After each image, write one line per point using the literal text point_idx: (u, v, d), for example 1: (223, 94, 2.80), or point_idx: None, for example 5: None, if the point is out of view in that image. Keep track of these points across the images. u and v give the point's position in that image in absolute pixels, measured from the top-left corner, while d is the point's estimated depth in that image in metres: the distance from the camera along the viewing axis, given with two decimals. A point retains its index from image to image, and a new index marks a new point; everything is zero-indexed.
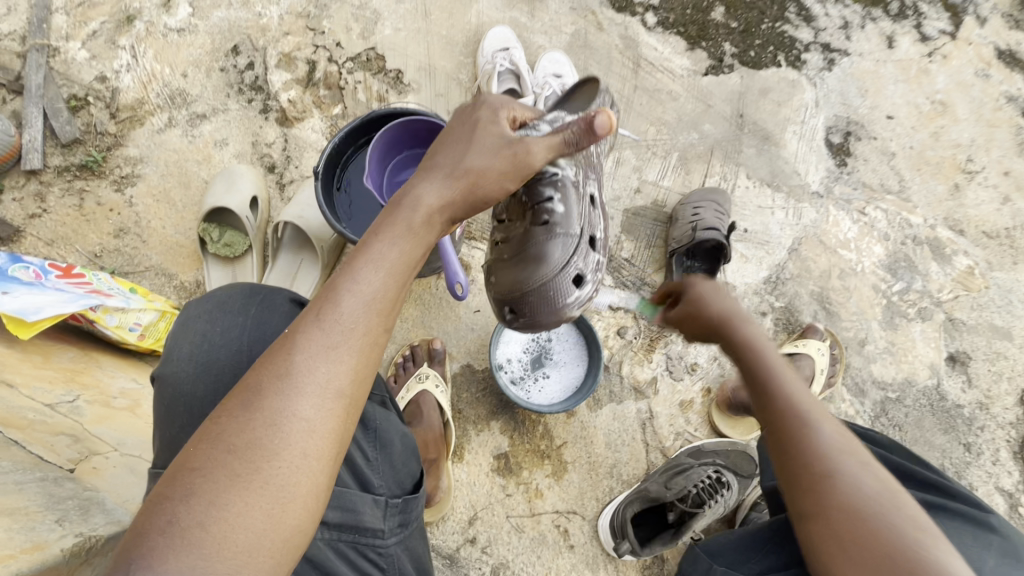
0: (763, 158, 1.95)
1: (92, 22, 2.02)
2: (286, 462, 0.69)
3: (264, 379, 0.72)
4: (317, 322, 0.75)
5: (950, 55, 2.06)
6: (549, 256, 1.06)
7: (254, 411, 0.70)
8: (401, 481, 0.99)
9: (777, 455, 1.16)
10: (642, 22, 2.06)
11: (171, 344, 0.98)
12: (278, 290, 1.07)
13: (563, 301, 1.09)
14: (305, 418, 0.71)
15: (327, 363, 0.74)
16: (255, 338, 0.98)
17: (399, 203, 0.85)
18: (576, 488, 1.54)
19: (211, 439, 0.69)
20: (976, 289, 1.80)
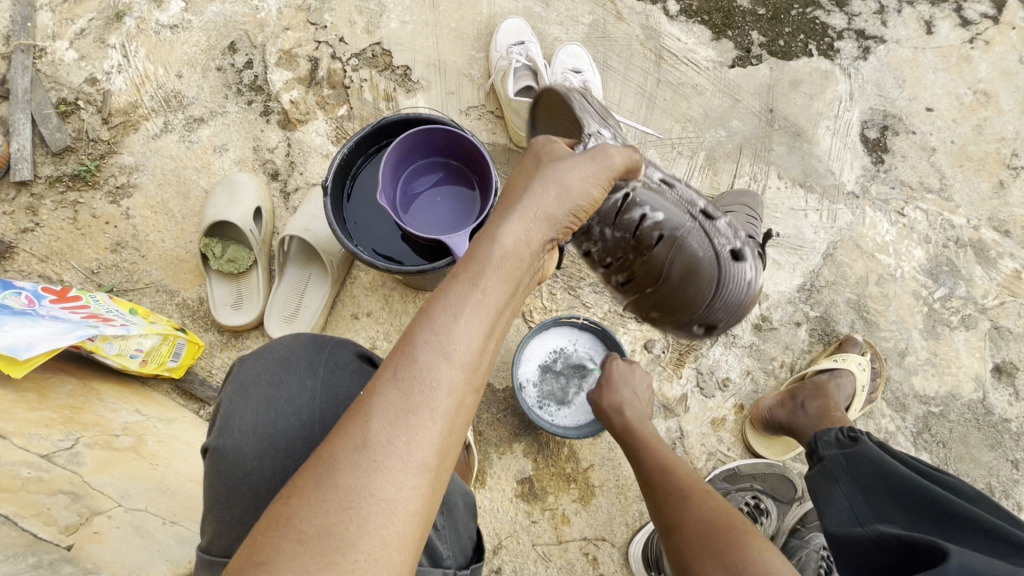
0: (795, 156, 1.83)
1: (79, 20, 1.90)
2: (364, 553, 0.58)
3: (337, 451, 0.61)
4: (395, 382, 0.65)
5: (993, 41, 1.92)
6: (695, 255, 1.20)
7: (327, 491, 0.60)
8: (465, 548, 0.91)
9: (837, 498, 1.08)
10: (665, 10, 1.93)
11: (225, 409, 0.90)
12: (345, 344, 1.01)
13: (744, 283, 1.26)
14: (385, 499, 0.60)
15: (408, 433, 0.63)
16: (329, 403, 0.91)
17: (481, 240, 0.76)
18: (605, 513, 1.47)
19: (279, 525, 0.58)
20: (1022, 294, 1.70)
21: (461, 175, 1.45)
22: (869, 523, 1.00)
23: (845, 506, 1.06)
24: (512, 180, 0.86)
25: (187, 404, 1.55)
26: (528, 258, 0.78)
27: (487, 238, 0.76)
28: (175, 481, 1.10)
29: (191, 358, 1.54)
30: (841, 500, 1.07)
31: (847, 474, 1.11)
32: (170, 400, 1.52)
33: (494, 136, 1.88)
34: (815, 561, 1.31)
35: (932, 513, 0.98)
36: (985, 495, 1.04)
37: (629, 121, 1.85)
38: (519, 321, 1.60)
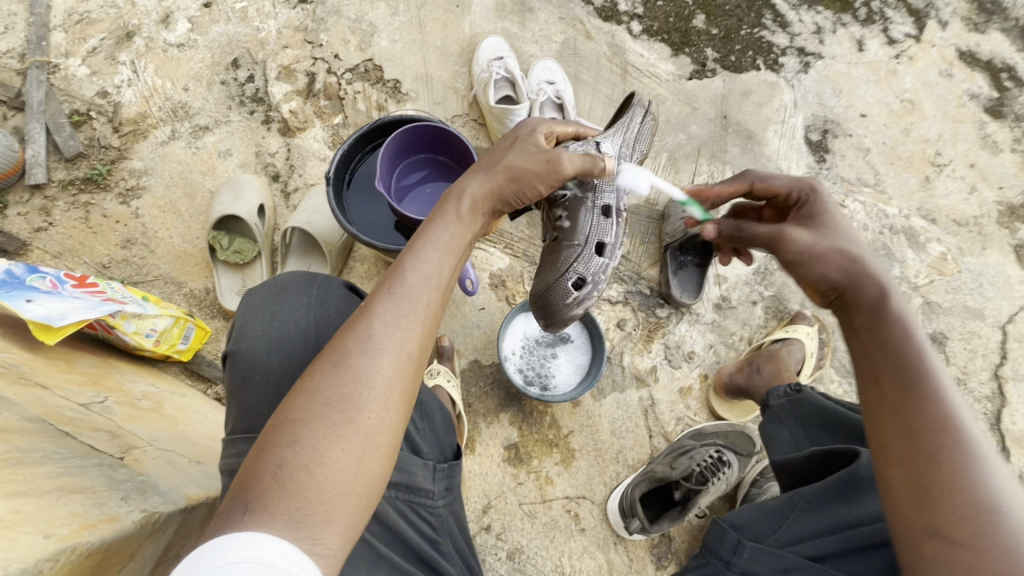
0: (747, 156, 2.05)
1: (91, 39, 2.06)
2: (372, 413, 0.76)
3: (349, 342, 0.80)
4: (390, 295, 0.84)
5: (915, 57, 2.19)
6: (553, 262, 1.28)
7: (342, 370, 0.78)
8: (444, 450, 1.01)
9: (781, 434, 1.23)
10: (628, 30, 2.17)
11: (237, 323, 1.00)
12: (334, 278, 1.12)
13: (564, 301, 1.27)
14: (386, 375, 0.79)
15: (400, 329, 0.82)
16: (323, 318, 1.03)
17: (449, 198, 0.99)
18: (585, 474, 1.61)
19: (307, 394, 0.76)
20: (949, 273, 1.92)
21: (449, 170, 1.62)
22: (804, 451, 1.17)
23: (788, 442, 1.21)
24: (480, 154, 1.08)
25: (194, 385, 1.67)
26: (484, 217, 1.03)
27: (457, 194, 0.98)
28: (195, 436, 1.22)
29: (199, 342, 1.66)
30: (785, 437, 1.22)
31: (790, 415, 1.24)
32: (179, 381, 1.63)
33: (478, 142, 2.06)
34: None
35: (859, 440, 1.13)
36: None
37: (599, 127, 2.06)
38: (503, 303, 1.76)
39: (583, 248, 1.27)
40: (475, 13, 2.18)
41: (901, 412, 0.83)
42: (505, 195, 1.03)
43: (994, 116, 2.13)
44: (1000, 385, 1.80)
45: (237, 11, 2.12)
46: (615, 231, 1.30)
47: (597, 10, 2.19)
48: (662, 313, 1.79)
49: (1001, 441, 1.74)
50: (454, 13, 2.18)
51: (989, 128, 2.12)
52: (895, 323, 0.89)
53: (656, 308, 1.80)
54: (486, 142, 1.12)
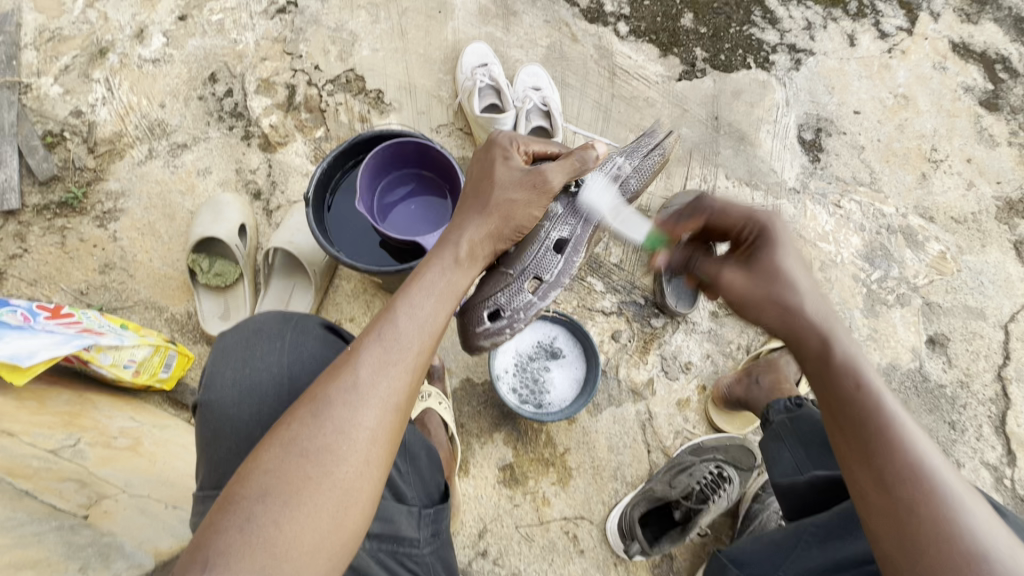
0: (740, 158, 2.01)
1: (63, 57, 2.00)
2: (349, 468, 0.74)
3: (331, 390, 0.78)
4: (379, 340, 0.83)
5: (908, 50, 2.15)
6: (486, 284, 1.36)
7: (322, 420, 0.76)
8: (431, 493, 0.98)
9: (782, 452, 1.18)
10: (615, 31, 2.12)
11: (209, 372, 0.98)
12: (309, 316, 1.09)
13: (480, 325, 1.34)
14: (369, 428, 0.77)
15: (388, 378, 0.81)
16: (295, 361, 0.99)
17: (447, 243, 1.03)
18: (582, 493, 1.57)
19: (282, 443, 0.74)
20: (948, 272, 1.88)
21: (434, 185, 1.57)
22: (808, 471, 1.12)
23: (790, 462, 1.15)
24: (469, 194, 1.13)
25: (178, 414, 1.63)
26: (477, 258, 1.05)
27: (456, 241, 1.03)
28: (174, 475, 1.19)
29: (182, 369, 1.62)
30: (786, 456, 1.16)
31: (791, 432, 1.19)
32: (162, 410, 1.59)
33: (464, 151, 2.02)
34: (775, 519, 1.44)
35: None
36: None
37: (588, 132, 2.01)
38: None
39: (516, 281, 1.34)
40: (457, 19, 2.12)
41: (865, 454, 0.83)
42: (496, 237, 1.09)
43: (989, 109, 2.09)
44: (1004, 386, 1.76)
45: (213, 23, 2.07)
46: (556, 271, 1.37)
47: (583, 11, 2.13)
48: (657, 323, 1.75)
49: (1006, 444, 1.71)
50: (436, 18, 2.13)
51: (985, 122, 2.08)
52: (844, 359, 0.90)
53: (651, 318, 1.75)
54: (485, 169, 1.14)
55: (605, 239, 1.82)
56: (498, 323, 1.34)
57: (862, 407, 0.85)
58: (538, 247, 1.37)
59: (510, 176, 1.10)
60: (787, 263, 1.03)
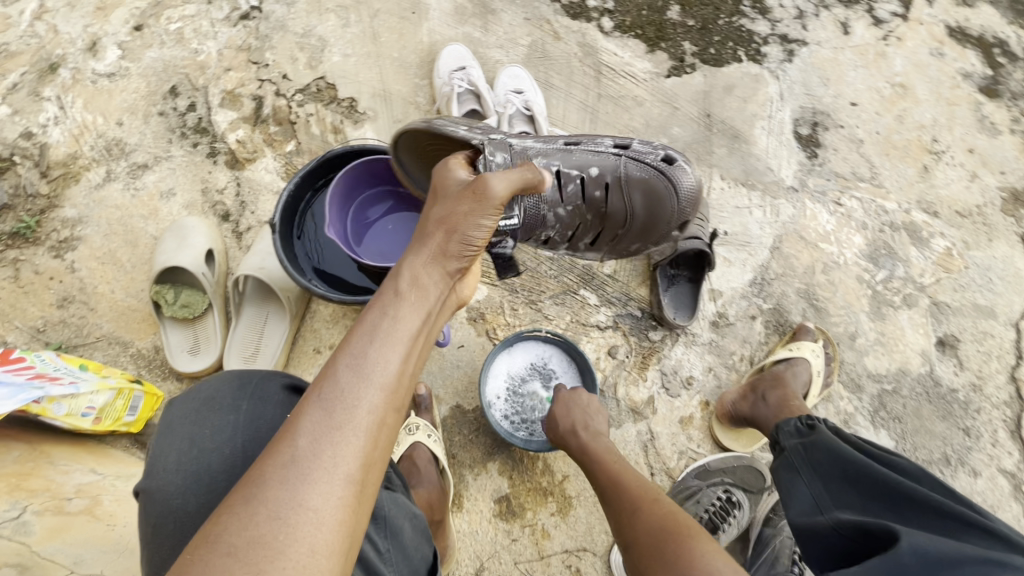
0: (735, 157, 1.91)
1: (10, 74, 1.85)
2: (290, 560, 0.61)
3: (268, 468, 0.66)
4: (322, 401, 0.71)
5: (904, 37, 2.06)
6: (642, 186, 1.35)
7: (256, 505, 0.63)
8: (416, 568, 0.93)
9: (799, 487, 1.09)
10: (599, 27, 2.01)
11: (150, 453, 0.89)
12: (271, 376, 1.02)
13: (683, 180, 1.32)
14: (315, 507, 0.64)
15: (332, 444, 0.68)
16: (252, 437, 0.93)
17: (388, 277, 0.88)
18: (584, 523, 1.48)
19: (207, 541, 0.61)
20: (955, 270, 1.81)
21: (413, 202, 1.47)
22: (829, 511, 1.02)
23: (809, 499, 1.06)
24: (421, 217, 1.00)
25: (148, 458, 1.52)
26: (430, 282, 0.89)
27: (398, 272, 0.88)
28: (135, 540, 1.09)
29: (151, 409, 1.50)
30: (803, 491, 1.08)
31: (807, 464, 1.11)
32: (130, 455, 1.48)
33: None
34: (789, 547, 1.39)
35: (884, 495, 0.99)
36: (927, 470, 1.02)
37: None
38: (483, 339, 1.62)
39: (624, 177, 1.35)
40: (433, 19, 2.01)
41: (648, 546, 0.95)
42: (449, 256, 0.93)
43: (989, 96, 2.01)
44: (1018, 387, 1.70)
45: (172, 33, 1.93)
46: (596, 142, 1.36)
47: (565, 7, 2.03)
48: (655, 336, 1.66)
49: None
50: (410, 20, 2.01)
51: (985, 109, 2.00)
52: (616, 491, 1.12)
53: (649, 331, 1.66)
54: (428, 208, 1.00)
55: None
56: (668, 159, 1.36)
57: (626, 492, 1.08)
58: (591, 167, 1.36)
59: (452, 193, 0.99)
60: None
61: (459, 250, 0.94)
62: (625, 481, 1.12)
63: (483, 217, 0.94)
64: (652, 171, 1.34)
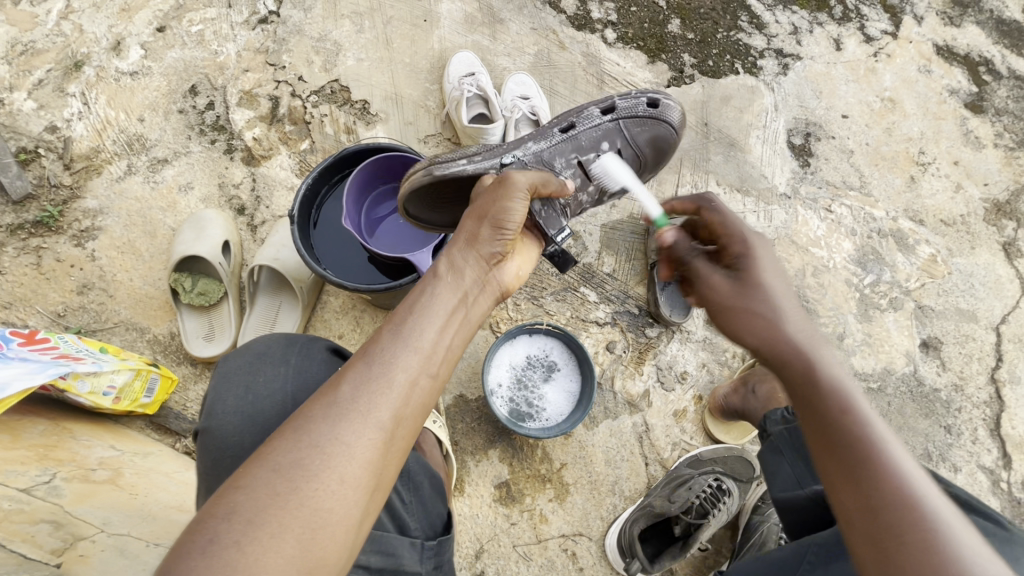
0: (731, 164, 2.00)
1: (37, 71, 1.93)
2: (323, 484, 0.70)
3: (314, 405, 0.76)
4: (366, 358, 0.82)
5: (894, 54, 2.16)
6: (643, 136, 1.34)
7: (300, 435, 0.73)
8: (433, 522, 1.01)
9: (782, 465, 1.15)
10: (603, 38, 2.10)
11: (211, 395, 0.97)
12: (316, 340, 1.10)
13: (665, 118, 1.33)
14: (349, 443, 0.74)
15: (369, 393, 0.78)
16: (301, 387, 1.01)
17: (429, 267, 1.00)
18: (580, 509, 1.55)
19: (257, 461, 0.71)
20: (939, 275, 1.89)
21: None
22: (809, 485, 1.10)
23: (791, 475, 1.13)
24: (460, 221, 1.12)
25: (161, 439, 1.58)
26: (465, 266, 1.00)
27: (440, 262, 0.99)
28: (156, 508, 1.14)
29: (165, 392, 1.57)
30: (786, 469, 1.14)
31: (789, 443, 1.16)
32: (144, 436, 1.54)
33: None
34: (775, 533, 1.42)
35: None
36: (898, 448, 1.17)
37: None
38: (487, 332, 1.69)
39: (627, 138, 1.32)
40: (443, 27, 2.10)
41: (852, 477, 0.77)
42: (482, 248, 1.02)
43: (974, 111, 2.11)
44: (997, 389, 1.77)
45: (193, 35, 2.02)
46: (586, 111, 1.29)
47: (570, 18, 2.12)
48: (652, 333, 1.73)
49: (1002, 447, 1.72)
50: (421, 27, 2.09)
51: (971, 124, 2.09)
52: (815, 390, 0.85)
53: (645, 328, 1.73)
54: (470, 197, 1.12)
55: (598, 248, 1.79)
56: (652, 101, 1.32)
57: (834, 412, 0.82)
58: (603, 139, 1.30)
59: (484, 190, 1.08)
60: (767, 277, 0.98)
61: (492, 235, 1.03)
62: (835, 407, 0.83)
63: (511, 198, 1.02)
64: (647, 119, 1.33)
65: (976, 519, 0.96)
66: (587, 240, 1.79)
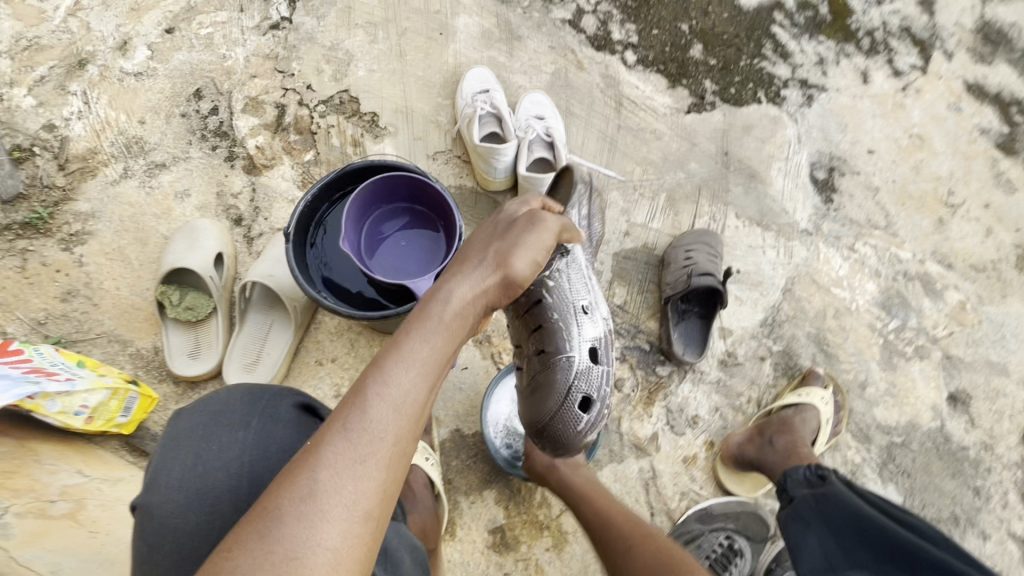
0: (751, 196, 1.91)
1: (39, 67, 1.87)
2: None
3: (286, 500, 0.66)
4: (344, 434, 0.71)
5: (923, 89, 2.08)
6: (555, 387, 1.20)
7: (273, 541, 0.64)
8: None
9: (807, 541, 1.05)
10: (622, 60, 2.03)
11: (152, 465, 0.87)
12: (283, 395, 1.02)
13: (575, 427, 1.22)
14: (331, 545, 0.65)
15: (354, 480, 0.69)
16: (259, 456, 0.91)
17: (433, 299, 0.85)
18: (579, 561, 1.44)
19: (223, 575, 0.62)
20: (968, 324, 1.79)
21: (428, 220, 1.45)
22: (841, 569, 0.97)
23: (817, 552, 1.02)
24: (471, 244, 0.97)
25: (136, 461, 1.48)
26: (472, 314, 0.88)
27: (444, 297, 0.85)
28: (117, 549, 1.06)
29: (143, 412, 1.48)
30: (812, 544, 1.04)
31: (818, 516, 1.09)
32: (118, 459, 1.43)
33: (462, 180, 1.90)
34: None
35: (900, 555, 0.94)
36: (953, 540, 1.00)
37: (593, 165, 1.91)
38: (488, 362, 1.58)
39: (557, 364, 1.21)
40: (459, 42, 2.03)
41: None
42: (496, 299, 0.93)
43: (1006, 152, 2.02)
44: None
45: (201, 38, 1.96)
46: (595, 332, 1.27)
47: (590, 38, 2.05)
48: (663, 371, 1.63)
49: None
50: (436, 41, 2.03)
51: (1002, 165, 2.00)
52: None
53: (656, 366, 1.64)
54: (488, 221, 1.01)
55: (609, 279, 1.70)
56: (590, 413, 1.23)
57: None
58: (565, 315, 1.24)
59: (507, 231, 0.96)
60: None
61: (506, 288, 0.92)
62: None
63: (526, 255, 0.94)
64: (575, 394, 1.20)
65: None
66: (598, 269, 1.76)
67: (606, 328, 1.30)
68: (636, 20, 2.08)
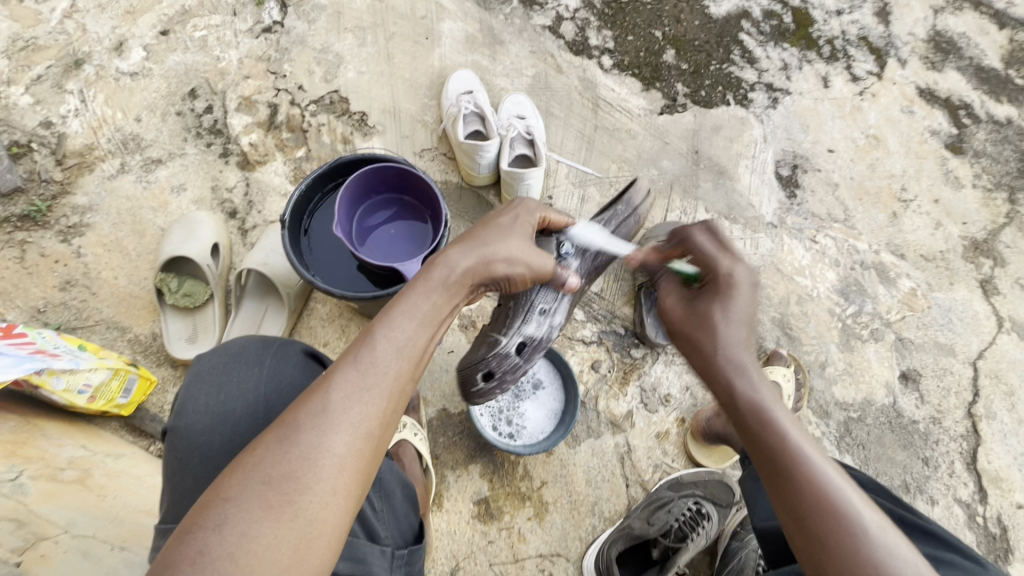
0: (720, 191, 2.04)
1: (37, 66, 1.93)
2: (317, 496, 0.73)
3: (302, 414, 0.77)
4: (354, 364, 0.83)
5: (878, 94, 2.24)
6: (480, 346, 1.35)
7: (292, 445, 0.75)
8: (404, 531, 1.01)
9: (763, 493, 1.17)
10: (599, 64, 2.16)
11: (179, 395, 0.96)
12: (291, 342, 1.10)
13: (469, 387, 1.33)
14: (338, 454, 0.76)
15: (360, 404, 0.80)
16: (273, 390, 1.00)
17: (435, 264, 0.99)
18: (559, 529, 1.53)
19: (247, 470, 0.73)
20: (919, 309, 1.93)
21: (416, 210, 1.55)
22: None
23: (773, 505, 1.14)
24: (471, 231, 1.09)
25: (136, 441, 1.54)
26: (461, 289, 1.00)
27: (445, 263, 0.98)
28: (124, 511, 1.12)
29: (142, 393, 1.54)
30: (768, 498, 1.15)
31: None
32: (119, 438, 1.51)
33: (448, 175, 2.00)
34: (754, 559, 1.40)
35: None
36: (876, 482, 1.18)
37: (572, 162, 2.03)
38: None
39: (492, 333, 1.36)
40: (445, 46, 2.14)
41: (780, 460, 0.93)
42: (491, 273, 1.04)
43: (954, 152, 2.18)
44: (974, 423, 1.80)
45: (196, 40, 2.04)
46: (534, 330, 1.37)
47: (568, 43, 2.17)
48: (637, 353, 1.74)
49: (977, 481, 1.74)
50: (423, 44, 2.14)
51: (951, 164, 2.16)
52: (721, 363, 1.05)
53: (631, 348, 1.74)
54: (491, 216, 1.13)
55: None
56: (489, 385, 1.33)
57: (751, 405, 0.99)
58: (522, 305, 1.36)
59: (501, 225, 1.09)
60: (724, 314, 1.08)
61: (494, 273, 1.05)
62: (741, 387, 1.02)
63: (510, 238, 1.07)
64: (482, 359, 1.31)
65: (951, 555, 0.98)
66: None
67: (551, 335, 1.40)
68: (611, 27, 2.20)
